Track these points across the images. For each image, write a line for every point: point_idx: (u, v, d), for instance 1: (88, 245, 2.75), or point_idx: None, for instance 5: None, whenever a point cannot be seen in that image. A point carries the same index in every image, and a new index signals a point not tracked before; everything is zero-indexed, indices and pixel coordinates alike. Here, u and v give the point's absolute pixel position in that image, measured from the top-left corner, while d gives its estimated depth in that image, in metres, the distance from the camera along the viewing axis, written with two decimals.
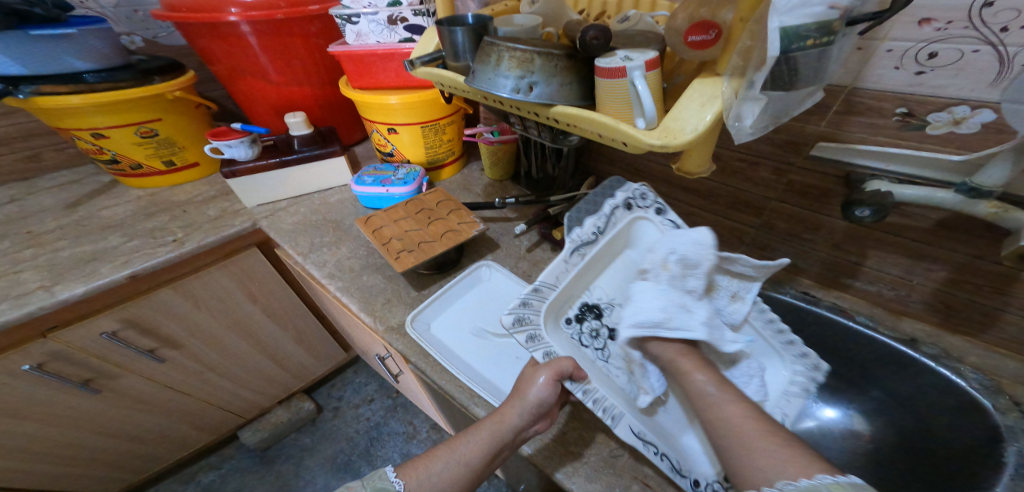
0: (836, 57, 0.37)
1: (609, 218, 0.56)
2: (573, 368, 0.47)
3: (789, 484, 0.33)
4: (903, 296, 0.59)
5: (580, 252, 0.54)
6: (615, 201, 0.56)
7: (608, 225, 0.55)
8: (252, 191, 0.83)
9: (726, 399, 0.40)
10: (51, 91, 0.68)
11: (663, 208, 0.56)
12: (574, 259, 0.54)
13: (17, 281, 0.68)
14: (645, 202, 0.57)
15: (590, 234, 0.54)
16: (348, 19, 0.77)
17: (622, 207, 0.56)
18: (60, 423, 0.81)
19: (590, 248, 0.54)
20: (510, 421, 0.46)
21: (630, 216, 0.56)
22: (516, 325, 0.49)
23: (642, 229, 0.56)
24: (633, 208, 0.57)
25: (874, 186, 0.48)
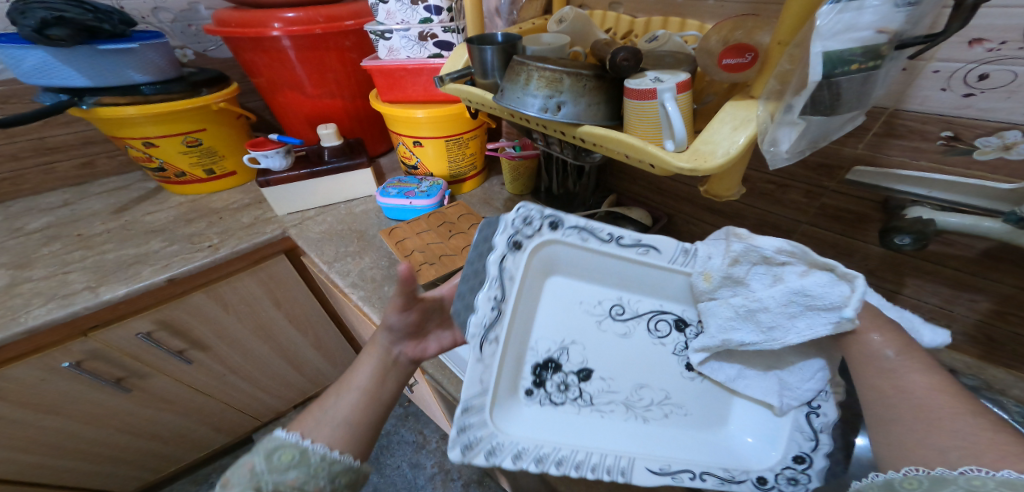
0: (882, 80, 0.36)
1: (503, 281, 0.47)
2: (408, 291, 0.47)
3: (976, 471, 0.31)
4: (942, 326, 0.56)
5: (491, 341, 0.46)
6: (500, 253, 0.47)
7: (505, 288, 0.47)
8: (283, 200, 0.86)
9: (913, 368, 0.39)
10: (111, 103, 0.73)
11: (560, 219, 0.50)
12: (489, 358, 0.46)
13: (65, 281, 0.72)
14: (533, 226, 0.49)
15: (490, 313, 0.46)
16: (381, 34, 0.79)
17: (512, 251, 0.48)
18: (93, 420, 0.84)
19: (496, 330, 0.46)
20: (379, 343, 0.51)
21: (526, 255, 0.50)
22: (468, 452, 0.43)
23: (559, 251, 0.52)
24: (524, 242, 0.49)
25: (915, 213, 0.47)
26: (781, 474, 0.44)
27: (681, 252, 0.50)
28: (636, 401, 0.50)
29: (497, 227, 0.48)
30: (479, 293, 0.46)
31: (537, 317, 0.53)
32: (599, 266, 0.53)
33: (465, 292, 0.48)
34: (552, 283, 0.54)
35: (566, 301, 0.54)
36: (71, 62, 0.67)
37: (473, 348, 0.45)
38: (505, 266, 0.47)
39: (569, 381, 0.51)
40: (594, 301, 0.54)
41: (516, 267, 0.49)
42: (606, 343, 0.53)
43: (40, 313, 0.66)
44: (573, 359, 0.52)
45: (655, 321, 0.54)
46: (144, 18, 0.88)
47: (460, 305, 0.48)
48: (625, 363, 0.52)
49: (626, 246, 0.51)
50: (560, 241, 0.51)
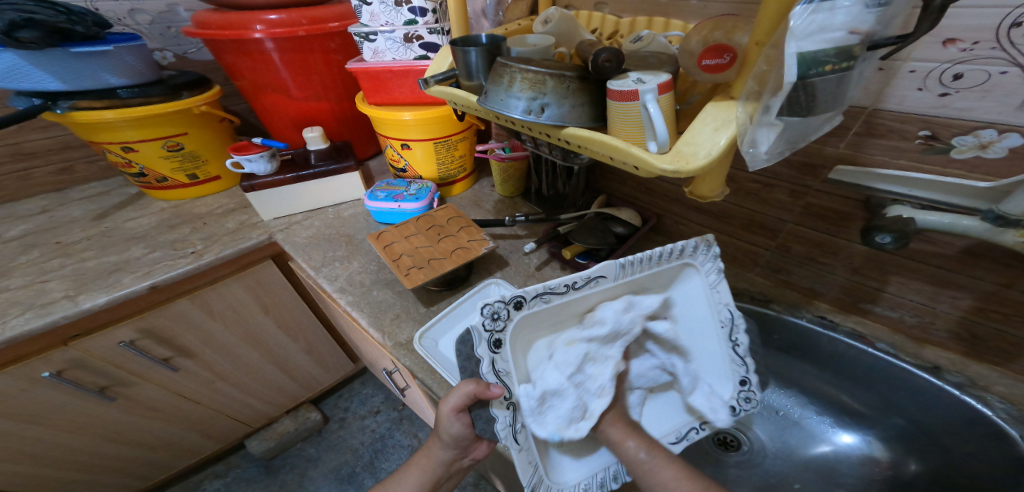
0: (857, 80, 0.36)
1: (506, 380, 0.46)
2: (473, 392, 0.46)
3: None
4: (926, 323, 0.56)
5: (522, 429, 0.47)
6: (487, 364, 0.44)
7: (511, 386, 0.46)
8: (269, 204, 0.85)
9: (664, 465, 0.48)
10: (86, 106, 0.71)
11: (522, 297, 0.45)
12: (524, 442, 0.47)
13: (43, 290, 0.70)
14: (496, 323, 0.44)
15: (508, 413, 0.45)
16: (366, 36, 0.79)
17: (494, 351, 0.45)
18: (77, 429, 0.82)
19: (520, 418, 0.46)
20: (437, 456, 0.55)
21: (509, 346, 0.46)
22: None
23: (534, 319, 0.48)
24: (499, 335, 0.45)
25: (896, 211, 0.48)
26: (738, 399, 0.53)
27: (621, 267, 0.48)
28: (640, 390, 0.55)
29: (473, 340, 0.44)
30: (489, 405, 0.45)
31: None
32: (559, 313, 0.49)
33: (480, 414, 0.48)
34: (535, 341, 0.49)
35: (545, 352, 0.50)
36: (44, 66, 0.66)
37: (512, 448, 0.45)
38: (497, 367, 0.45)
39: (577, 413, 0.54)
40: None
41: (507, 361, 0.46)
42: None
43: (18, 323, 0.65)
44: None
45: None
46: (121, 20, 0.86)
47: (482, 424, 0.47)
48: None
49: (581, 286, 0.48)
50: (529, 313, 0.47)
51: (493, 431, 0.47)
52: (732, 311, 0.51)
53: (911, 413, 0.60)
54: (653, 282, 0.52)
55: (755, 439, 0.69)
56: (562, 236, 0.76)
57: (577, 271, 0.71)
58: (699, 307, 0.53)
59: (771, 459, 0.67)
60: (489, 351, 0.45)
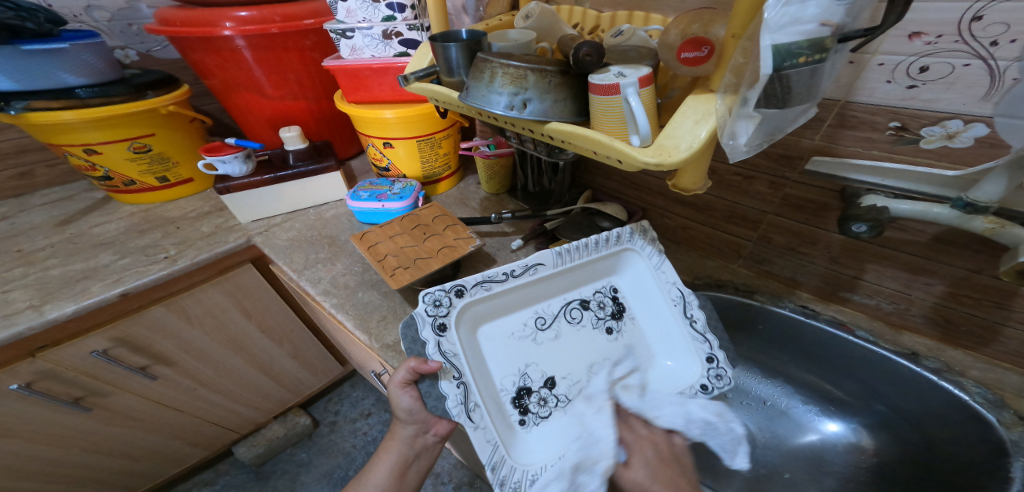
0: (829, 72, 0.37)
1: (453, 360, 0.50)
2: (414, 368, 0.47)
3: None
4: (903, 310, 0.58)
5: (475, 407, 0.48)
6: (432, 344, 0.49)
7: (462, 366, 0.50)
8: (247, 206, 0.83)
9: None
10: (42, 107, 0.67)
11: (462, 285, 0.52)
12: (480, 421, 0.48)
13: (6, 300, 0.67)
14: (439, 308, 0.50)
15: (459, 391, 0.48)
16: (342, 33, 0.77)
17: (438, 331, 0.50)
18: (48, 444, 0.79)
19: (471, 396, 0.49)
20: (400, 433, 0.54)
21: (454, 329, 0.51)
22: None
23: (479, 308, 0.54)
24: (443, 320, 0.51)
25: (870, 201, 0.48)
26: (710, 375, 0.56)
27: (558, 255, 0.56)
28: (596, 379, 0.56)
29: (417, 325, 0.49)
30: (438, 382, 0.48)
31: (488, 363, 0.54)
32: (506, 300, 0.56)
33: (428, 388, 0.48)
34: (483, 330, 0.55)
35: (499, 343, 0.55)
36: None
37: (466, 426, 0.47)
38: (444, 349, 0.50)
39: (545, 395, 0.55)
40: (519, 326, 0.57)
41: (454, 344, 0.51)
42: (550, 349, 0.57)
43: None
44: (536, 377, 0.55)
45: (568, 313, 0.59)
46: (77, 17, 0.83)
47: (432, 400, 0.48)
48: (572, 355, 0.57)
49: (522, 275, 0.55)
50: (472, 300, 0.53)
51: (445, 408, 0.47)
52: (680, 288, 0.58)
53: (889, 399, 0.63)
54: (598, 269, 0.61)
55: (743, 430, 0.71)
56: (548, 232, 0.76)
57: None
58: (650, 288, 0.61)
59: (762, 450, 0.70)
60: (433, 334, 0.50)
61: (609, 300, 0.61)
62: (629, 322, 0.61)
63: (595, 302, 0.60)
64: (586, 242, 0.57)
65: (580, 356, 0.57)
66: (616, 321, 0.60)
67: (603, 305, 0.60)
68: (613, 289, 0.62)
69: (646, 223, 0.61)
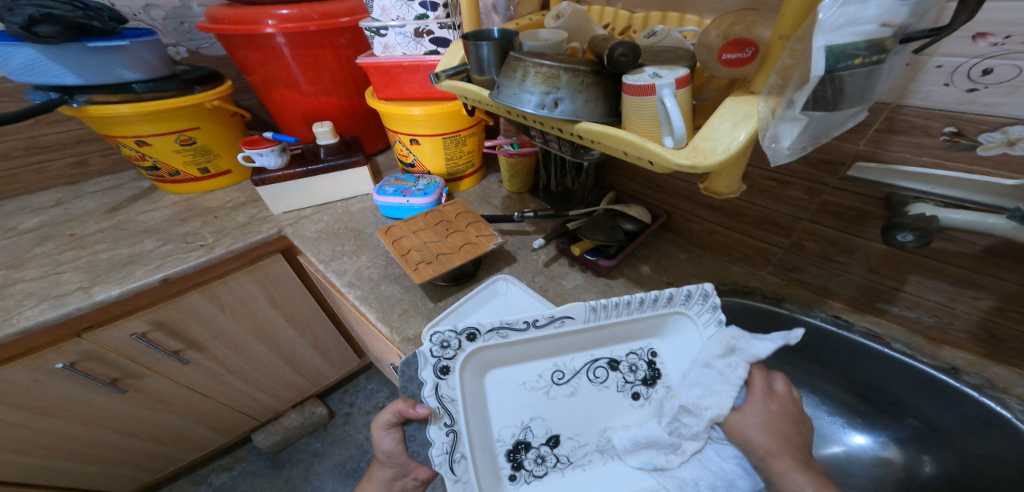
0: (885, 74, 0.35)
1: (449, 408, 0.49)
2: (401, 409, 0.48)
3: None
4: (944, 323, 0.56)
5: (460, 458, 0.47)
6: (429, 388, 0.48)
7: (456, 414, 0.49)
8: (279, 198, 0.85)
9: None
10: (102, 101, 0.71)
11: (475, 329, 0.51)
12: (461, 474, 0.47)
13: (58, 282, 0.70)
14: (445, 351, 0.50)
15: (446, 438, 0.47)
16: (377, 31, 0.78)
17: (439, 377, 0.50)
18: (87, 421, 0.83)
19: (458, 446, 0.48)
20: (376, 476, 0.52)
21: (457, 373, 0.51)
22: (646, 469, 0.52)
23: (490, 354, 0.53)
24: (449, 364, 0.50)
25: (918, 209, 0.46)
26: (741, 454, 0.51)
27: (590, 310, 0.53)
28: (607, 444, 0.54)
29: (418, 364, 0.49)
30: (427, 425, 0.47)
31: (489, 411, 0.52)
32: (522, 349, 0.54)
33: (414, 431, 0.50)
34: (492, 376, 0.54)
35: (509, 392, 0.54)
36: (60, 59, 0.66)
37: (446, 477, 0.46)
38: (441, 392, 0.49)
39: (544, 452, 0.52)
40: (534, 377, 0.55)
41: (453, 388, 0.50)
42: (562, 406, 0.54)
43: (33, 314, 0.65)
44: (538, 433, 0.53)
45: (590, 370, 0.56)
46: (136, 16, 0.87)
47: (415, 445, 0.50)
48: (584, 414, 0.54)
49: (544, 325, 0.53)
50: (484, 345, 0.52)
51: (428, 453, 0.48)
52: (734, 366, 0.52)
53: (925, 414, 0.59)
54: (639, 329, 0.57)
55: None
56: (570, 233, 0.75)
57: (586, 267, 0.70)
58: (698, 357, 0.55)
59: None
60: (433, 376, 0.49)
61: (644, 362, 0.57)
62: (661, 390, 0.56)
63: (625, 364, 0.57)
64: (629, 299, 0.54)
65: (596, 416, 0.54)
66: (645, 387, 0.56)
67: (634, 368, 0.56)
68: (652, 351, 0.57)
69: (708, 287, 0.55)
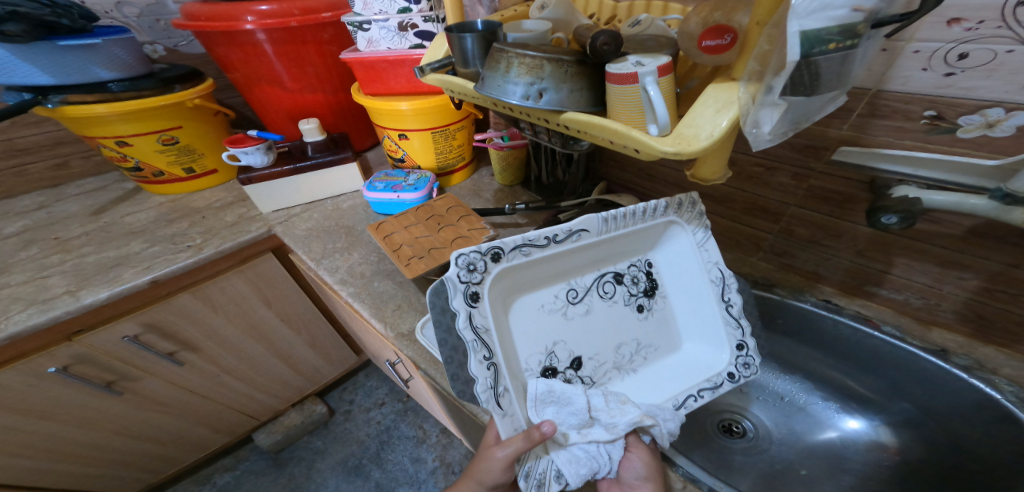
0: (860, 59, 0.35)
1: (486, 338, 0.46)
2: (524, 442, 0.44)
3: None
4: (933, 305, 0.56)
5: (503, 392, 0.46)
6: (464, 319, 0.44)
7: (495, 345, 0.47)
8: (268, 197, 0.84)
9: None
10: (77, 101, 0.70)
11: (499, 248, 0.47)
12: (506, 407, 0.47)
13: (45, 286, 0.70)
14: (471, 274, 0.46)
15: (488, 373, 0.45)
16: (359, 26, 0.78)
17: (468, 303, 0.45)
18: (82, 425, 0.83)
19: (500, 380, 0.46)
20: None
21: (486, 301, 0.47)
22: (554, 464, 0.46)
23: (513, 273, 0.50)
24: (478, 289, 0.46)
25: (902, 192, 0.46)
26: (738, 364, 0.56)
27: (603, 222, 0.51)
28: (623, 360, 0.56)
29: (448, 292, 0.44)
30: (468, 363, 0.45)
31: (516, 341, 0.51)
32: (540, 268, 0.52)
33: (456, 370, 0.45)
34: (514, 300, 0.52)
35: (530, 315, 0.52)
36: (32, 59, 0.65)
37: (494, 412, 0.45)
38: (475, 323, 0.46)
39: (570, 376, 0.53)
40: (550, 298, 0.54)
41: (485, 317, 0.47)
42: (580, 325, 0.54)
43: (20, 318, 0.64)
44: (563, 356, 0.53)
45: (600, 286, 0.56)
46: (108, 13, 0.85)
47: (459, 384, 0.45)
48: (599, 333, 0.55)
49: (563, 241, 0.50)
50: (507, 266, 0.48)
51: (472, 392, 0.45)
52: (721, 269, 0.56)
53: (917, 396, 0.61)
54: (639, 241, 0.57)
55: (759, 425, 0.69)
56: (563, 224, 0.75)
57: None
58: (690, 266, 0.58)
59: (777, 445, 0.67)
60: (465, 304, 0.45)
61: (643, 274, 0.59)
62: (660, 300, 0.60)
63: (629, 276, 0.58)
64: (635, 208, 0.52)
65: (611, 333, 0.56)
66: (647, 298, 0.59)
67: (636, 279, 0.58)
68: (648, 262, 0.59)
69: (693, 194, 0.56)
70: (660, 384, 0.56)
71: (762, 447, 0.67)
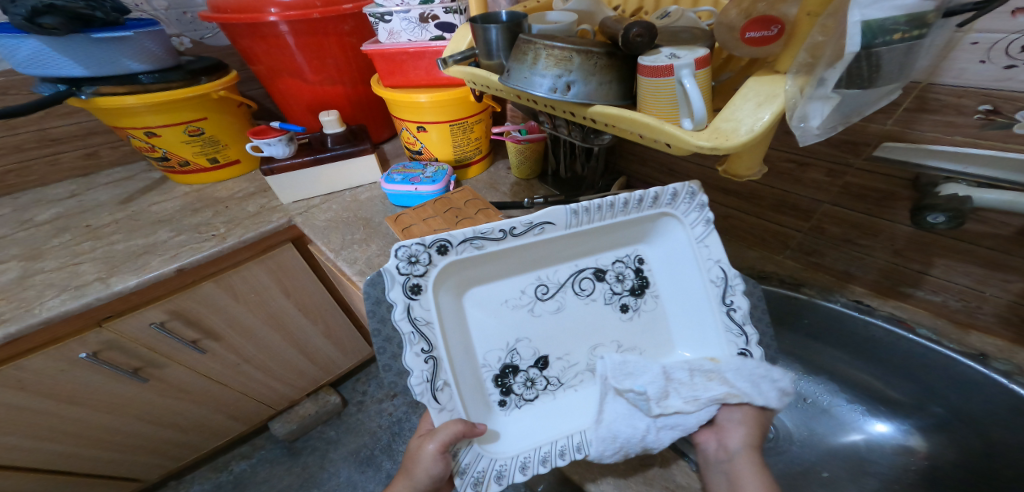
0: (925, 51, 0.34)
1: (424, 333, 0.48)
2: (462, 431, 0.48)
3: None
4: (973, 308, 0.54)
5: (442, 387, 0.49)
6: (401, 311, 0.47)
7: (435, 339, 0.49)
8: (288, 187, 0.85)
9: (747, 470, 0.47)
10: (109, 92, 0.71)
11: (446, 241, 0.49)
12: (445, 402, 0.49)
13: (76, 273, 0.71)
14: (412, 267, 0.48)
15: (426, 366, 0.48)
16: (381, 17, 0.77)
17: (408, 296, 0.48)
18: (110, 410, 0.85)
19: (439, 373, 0.49)
20: None
21: (430, 293, 0.50)
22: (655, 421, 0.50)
23: (465, 266, 0.52)
24: (421, 282, 0.49)
25: (949, 190, 0.45)
26: None
27: (572, 214, 0.51)
28: (597, 362, 0.58)
29: (385, 284, 0.47)
30: (403, 354, 0.47)
31: (473, 336, 0.55)
32: (497, 260, 0.54)
33: (390, 360, 0.48)
34: (471, 294, 0.55)
35: (490, 309, 0.56)
36: (66, 50, 0.65)
37: (430, 406, 0.48)
38: (414, 315, 0.48)
39: (533, 375, 0.56)
40: (516, 294, 0.57)
41: (427, 310, 0.49)
42: (547, 323, 0.57)
43: (54, 304, 0.66)
44: (525, 355, 0.56)
45: (576, 283, 0.58)
46: (138, 6, 0.86)
47: (392, 375, 0.48)
48: (569, 332, 0.58)
49: (522, 234, 0.51)
50: (457, 259, 0.51)
51: (404, 384, 0.48)
52: (723, 268, 0.54)
53: (949, 401, 0.59)
54: (625, 237, 0.59)
55: (779, 426, 0.69)
56: None
57: None
58: (687, 263, 0.57)
59: (798, 447, 0.66)
60: (404, 296, 0.48)
61: (631, 271, 0.60)
62: (651, 300, 0.60)
63: (613, 273, 0.59)
64: (611, 200, 0.52)
65: (586, 330, 0.58)
66: (634, 298, 0.60)
67: (620, 277, 0.59)
68: (640, 257, 0.60)
69: (697, 184, 0.53)
70: None
71: (781, 447, 0.66)
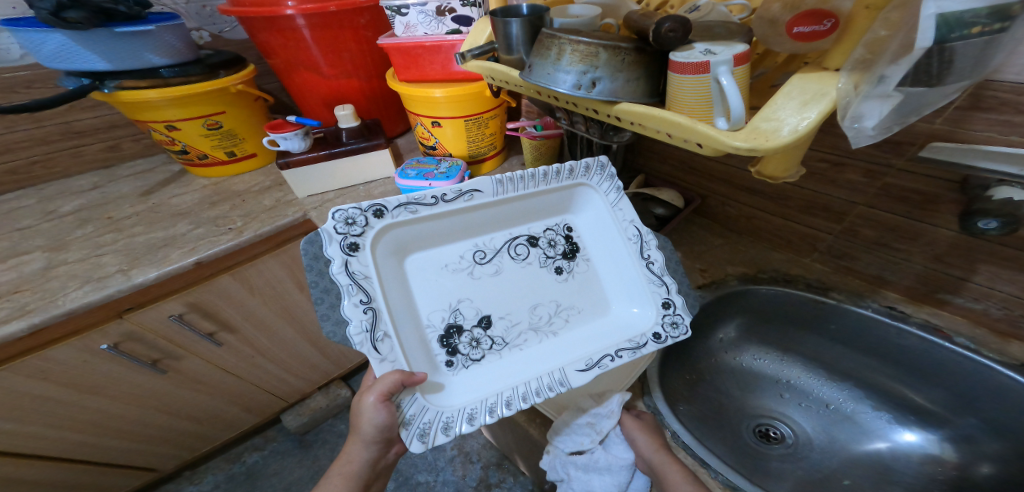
0: (1005, 45, 0.31)
1: (364, 287, 0.49)
2: (400, 380, 0.47)
3: None
4: (1015, 315, 0.55)
5: (383, 337, 0.48)
6: (338, 264, 0.48)
7: (375, 292, 0.50)
8: (304, 182, 0.84)
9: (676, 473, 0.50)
10: (130, 86, 0.71)
11: (382, 205, 0.52)
12: (387, 353, 0.48)
13: (99, 264, 0.72)
14: (350, 227, 0.50)
15: (365, 316, 0.47)
16: (396, 10, 0.76)
17: (348, 254, 0.49)
18: (130, 401, 0.86)
19: (379, 324, 0.48)
20: (359, 456, 0.53)
21: (368, 251, 0.51)
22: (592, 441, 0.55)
23: (402, 232, 0.54)
24: (358, 240, 0.50)
25: (1004, 194, 0.44)
26: (665, 324, 0.56)
27: (498, 184, 0.55)
28: (539, 321, 0.58)
29: (323, 241, 0.48)
30: (341, 304, 0.47)
31: (416, 297, 0.55)
32: (434, 224, 0.56)
33: (328, 311, 0.47)
34: (410, 260, 0.56)
35: (427, 273, 0.57)
36: (89, 45, 0.65)
37: (370, 355, 0.47)
38: (352, 269, 0.49)
39: (478, 334, 0.56)
40: (455, 258, 0.58)
41: (365, 266, 0.50)
42: (487, 285, 0.58)
43: (77, 296, 0.67)
44: (468, 314, 0.56)
45: (511, 248, 0.60)
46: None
47: (330, 324, 0.47)
48: (509, 291, 0.58)
49: (453, 200, 0.54)
50: (394, 223, 0.53)
51: (342, 333, 0.46)
52: (636, 226, 0.59)
53: (986, 412, 0.58)
54: (552, 206, 0.61)
55: (798, 431, 0.66)
56: None
57: None
58: (608, 226, 0.61)
59: (818, 453, 0.63)
60: (342, 252, 0.49)
61: (562, 238, 0.62)
62: (582, 263, 0.62)
63: (545, 240, 0.61)
64: (532, 173, 0.56)
65: (524, 292, 0.59)
66: (566, 261, 0.61)
67: (552, 243, 0.61)
68: (568, 226, 0.63)
69: (604, 158, 0.60)
70: (580, 344, 0.57)
71: (801, 453, 0.64)
